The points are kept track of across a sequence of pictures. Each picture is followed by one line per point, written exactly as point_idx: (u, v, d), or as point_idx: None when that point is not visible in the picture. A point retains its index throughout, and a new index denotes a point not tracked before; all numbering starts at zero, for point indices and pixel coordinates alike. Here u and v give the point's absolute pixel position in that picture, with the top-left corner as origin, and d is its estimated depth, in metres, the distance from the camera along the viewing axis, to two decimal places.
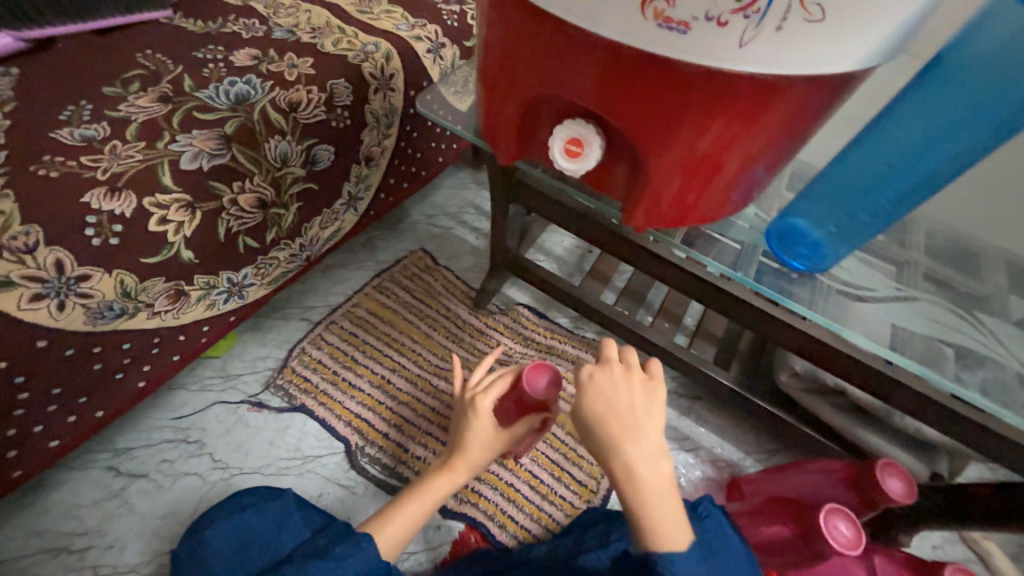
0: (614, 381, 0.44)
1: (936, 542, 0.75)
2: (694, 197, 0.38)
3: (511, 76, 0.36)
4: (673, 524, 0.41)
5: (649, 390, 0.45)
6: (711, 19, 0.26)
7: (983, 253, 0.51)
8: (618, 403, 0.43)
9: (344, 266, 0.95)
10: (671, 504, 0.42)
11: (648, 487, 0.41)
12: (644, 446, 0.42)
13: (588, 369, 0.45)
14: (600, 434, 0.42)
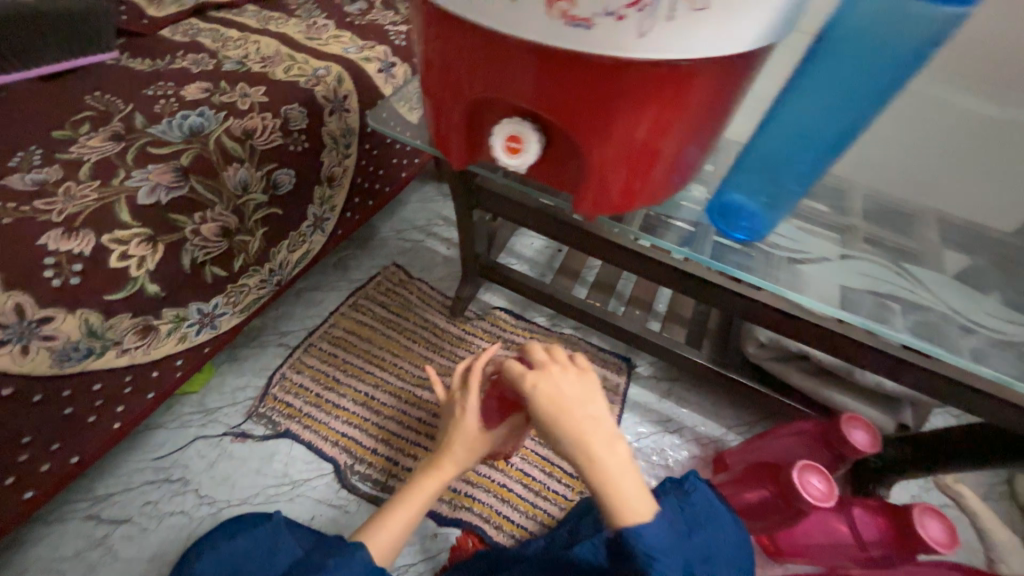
0: (557, 378, 0.47)
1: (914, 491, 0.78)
2: (640, 181, 0.40)
3: (456, 84, 0.38)
4: (639, 496, 0.42)
5: (587, 380, 0.47)
6: (610, 15, 0.29)
7: (915, 213, 0.55)
8: (563, 398, 0.45)
9: (318, 289, 0.95)
10: (634, 481, 0.43)
11: (606, 468, 0.42)
12: (598, 431, 0.43)
13: (528, 374, 0.47)
14: (555, 428, 0.44)
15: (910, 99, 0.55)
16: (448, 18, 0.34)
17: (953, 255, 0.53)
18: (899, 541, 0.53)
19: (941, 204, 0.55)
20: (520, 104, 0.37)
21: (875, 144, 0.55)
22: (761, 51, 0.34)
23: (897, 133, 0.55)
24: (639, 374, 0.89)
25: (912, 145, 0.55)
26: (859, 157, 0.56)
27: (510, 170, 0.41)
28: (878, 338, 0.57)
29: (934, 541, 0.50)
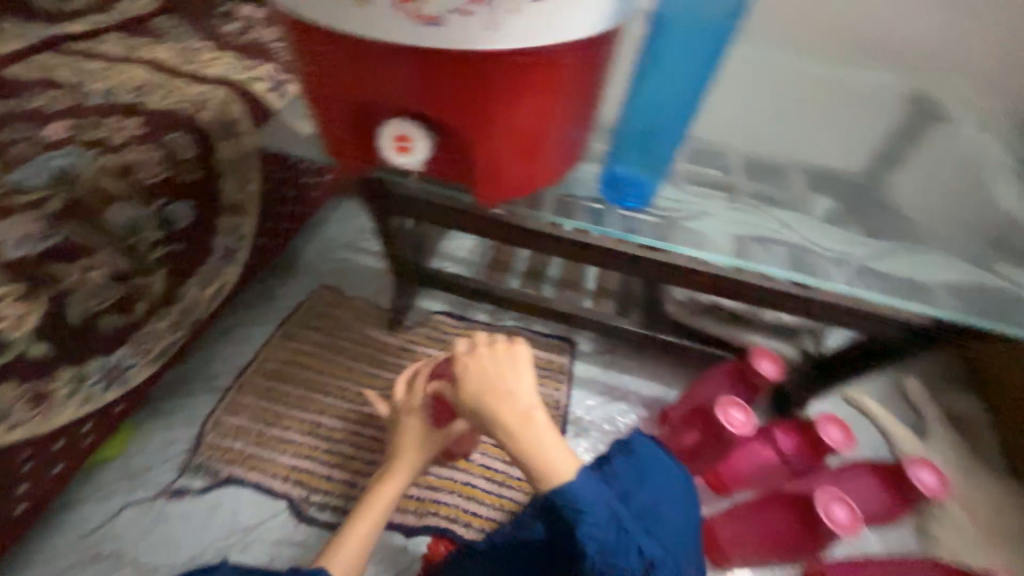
0: (486, 359, 0.49)
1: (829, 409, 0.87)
2: (532, 165, 0.43)
3: (338, 92, 0.39)
4: (560, 456, 0.43)
5: (517, 356, 0.50)
6: (458, 11, 0.31)
7: (783, 166, 0.64)
8: (486, 377, 0.47)
9: (243, 324, 0.90)
10: (555, 443, 0.44)
11: (526, 433, 0.44)
12: (514, 405, 0.45)
13: (460, 360, 0.49)
14: (478, 410, 0.46)
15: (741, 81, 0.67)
16: (316, 29, 0.35)
17: (820, 198, 0.62)
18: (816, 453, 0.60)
19: (803, 156, 0.65)
20: (404, 105, 0.38)
21: (730, 116, 0.65)
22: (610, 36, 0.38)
23: (741, 106, 0.66)
24: (581, 352, 0.93)
25: (756, 113, 0.66)
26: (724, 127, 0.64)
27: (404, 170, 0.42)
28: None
29: (830, 442, 0.58)
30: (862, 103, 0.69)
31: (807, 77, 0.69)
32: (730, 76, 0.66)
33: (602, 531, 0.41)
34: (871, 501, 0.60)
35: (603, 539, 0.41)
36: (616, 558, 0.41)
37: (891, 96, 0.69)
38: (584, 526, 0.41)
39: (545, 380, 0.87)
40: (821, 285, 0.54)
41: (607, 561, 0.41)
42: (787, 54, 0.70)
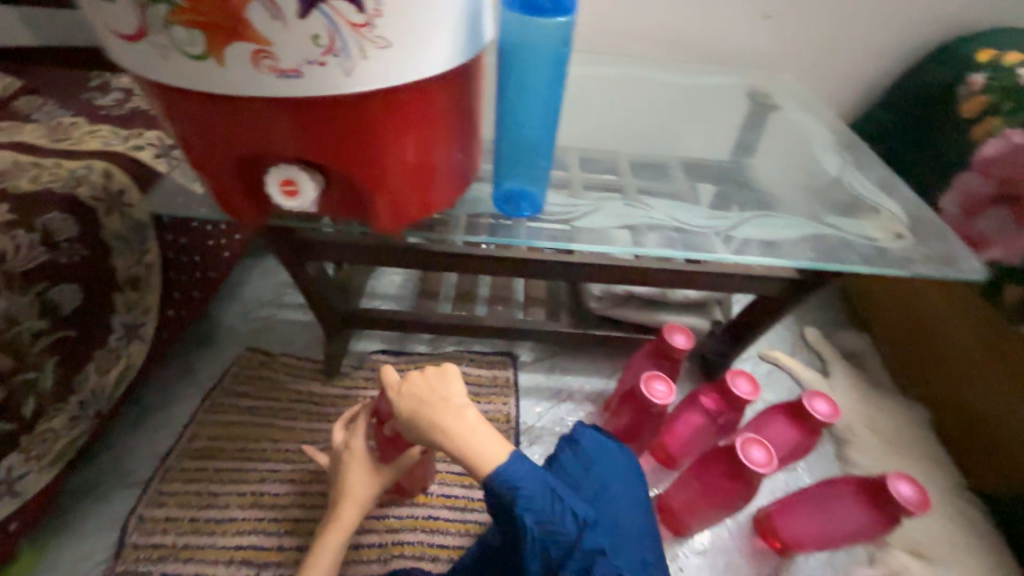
0: (420, 378, 0.50)
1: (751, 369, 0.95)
2: (426, 189, 0.45)
3: (215, 143, 0.38)
4: (491, 442, 0.46)
5: (447, 371, 0.51)
6: (313, 63, 0.32)
7: (665, 161, 0.74)
8: (419, 392, 0.49)
9: (161, 405, 0.83)
10: (485, 433, 0.46)
11: (457, 431, 0.46)
12: (445, 409, 0.48)
13: (395, 385, 0.51)
14: (419, 422, 0.48)
15: (605, 110, 0.81)
16: (179, 85, 0.35)
17: (704, 185, 0.70)
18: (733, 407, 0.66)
19: (679, 153, 0.76)
20: (284, 149, 0.39)
21: (604, 136, 0.77)
22: (468, 63, 0.41)
23: (612, 129, 0.79)
24: (524, 362, 0.96)
25: (627, 132, 0.79)
26: (603, 144, 0.76)
27: (295, 211, 0.42)
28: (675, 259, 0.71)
29: (741, 396, 0.64)
30: (706, 98, 0.85)
31: (658, 87, 0.85)
32: (593, 112, 0.80)
33: (539, 501, 0.43)
34: (785, 439, 0.68)
35: (540, 510, 0.43)
36: (555, 525, 0.43)
37: (728, 89, 0.86)
38: (521, 503, 0.43)
39: (492, 396, 0.89)
40: (739, 261, 0.54)
41: (547, 531, 0.43)
42: (637, 83, 0.85)
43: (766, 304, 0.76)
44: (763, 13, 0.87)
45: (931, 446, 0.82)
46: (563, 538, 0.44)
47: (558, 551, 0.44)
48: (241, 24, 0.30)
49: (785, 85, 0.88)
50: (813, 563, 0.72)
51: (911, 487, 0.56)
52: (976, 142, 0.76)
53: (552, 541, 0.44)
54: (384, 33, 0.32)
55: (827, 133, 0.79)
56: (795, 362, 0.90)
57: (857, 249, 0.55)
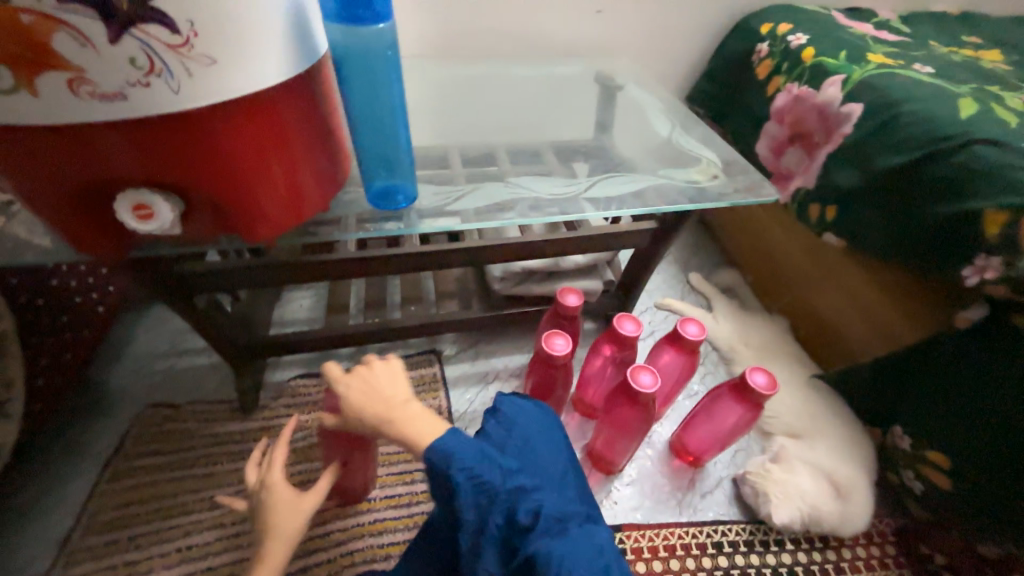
0: (367, 372, 0.54)
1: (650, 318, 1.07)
2: (294, 198, 0.47)
3: (49, 175, 0.38)
4: (428, 423, 0.49)
5: (392, 365, 0.56)
6: (136, 84, 0.34)
7: (534, 145, 0.82)
8: (369, 387, 0.52)
9: (52, 488, 0.75)
10: (423, 416, 0.50)
11: (400, 417, 0.50)
12: (390, 400, 0.51)
13: (340, 378, 0.54)
14: (363, 413, 0.51)
15: (474, 106, 0.87)
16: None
17: (577, 163, 0.78)
18: (625, 348, 0.75)
19: (545, 136, 0.84)
20: (131, 174, 0.39)
21: (477, 129, 0.83)
22: (309, 72, 0.44)
23: (483, 122, 0.85)
24: (448, 355, 0.99)
25: (496, 122, 0.85)
26: (477, 136, 0.81)
27: (155, 233, 0.42)
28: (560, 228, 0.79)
29: (627, 335, 0.73)
30: (561, 87, 0.95)
31: (517, 82, 0.94)
32: (461, 109, 0.86)
33: (468, 458, 0.46)
34: (675, 367, 0.79)
35: (470, 465, 0.45)
36: (483, 475, 0.45)
37: (578, 77, 0.97)
38: (454, 464, 0.45)
39: (423, 393, 0.91)
40: (610, 213, 0.63)
41: (477, 483, 0.45)
42: (498, 80, 0.93)
43: (644, 252, 0.88)
44: (596, 8, 1.00)
45: (792, 347, 0.99)
46: (489, 486, 0.45)
47: (486, 500, 0.45)
48: (48, 54, 0.31)
49: (626, 68, 1.02)
50: (719, 465, 0.85)
51: (765, 376, 0.68)
52: (772, 96, 0.94)
53: (483, 493, 0.45)
54: (207, 51, 0.35)
55: (663, 104, 0.92)
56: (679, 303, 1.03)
57: (684, 191, 0.67)
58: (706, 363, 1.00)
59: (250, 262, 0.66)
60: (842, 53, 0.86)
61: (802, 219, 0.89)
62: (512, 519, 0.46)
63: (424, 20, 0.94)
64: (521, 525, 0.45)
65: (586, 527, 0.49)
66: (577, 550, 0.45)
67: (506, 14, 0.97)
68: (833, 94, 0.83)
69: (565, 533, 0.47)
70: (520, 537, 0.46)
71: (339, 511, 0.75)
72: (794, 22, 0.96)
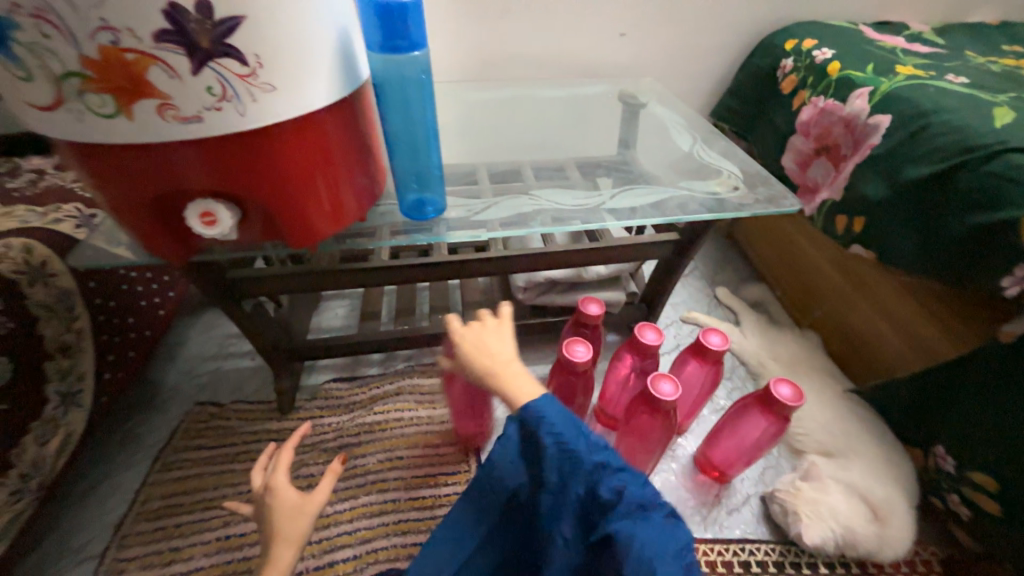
0: (479, 330, 0.56)
1: (674, 331, 1.06)
2: (334, 208, 0.52)
3: (132, 187, 0.43)
4: (525, 381, 0.51)
5: (503, 326, 0.57)
6: (210, 108, 0.39)
7: (558, 161, 0.86)
8: (480, 343, 0.54)
9: (108, 477, 0.81)
10: (523, 374, 0.52)
11: (504, 372, 0.52)
12: (496, 357, 0.53)
13: (458, 329, 0.56)
14: (472, 366, 0.53)
15: (501, 125, 0.92)
16: (95, 140, 0.40)
17: (601, 178, 0.80)
18: (647, 357, 0.75)
19: (569, 152, 0.88)
20: (199, 186, 0.44)
21: (504, 146, 0.88)
22: (351, 95, 0.49)
23: (509, 139, 0.90)
24: None
25: (521, 140, 0.90)
26: (503, 153, 0.86)
27: (216, 238, 0.47)
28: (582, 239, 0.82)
29: (649, 343, 0.74)
30: (584, 106, 0.99)
31: (542, 102, 0.98)
32: (489, 128, 0.92)
33: (559, 423, 0.47)
34: (700, 377, 0.79)
35: (557, 431, 0.47)
36: (569, 443, 0.47)
37: (601, 96, 1.01)
38: (545, 428, 0.47)
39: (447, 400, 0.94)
40: (631, 223, 0.65)
41: (563, 450, 0.47)
42: (524, 101, 0.98)
43: (667, 264, 0.89)
44: (619, 31, 1.04)
45: (824, 364, 0.96)
46: (574, 455, 0.47)
47: (570, 466, 0.47)
48: (144, 85, 0.37)
49: (649, 87, 1.05)
50: (746, 482, 0.83)
51: (790, 388, 0.67)
52: (797, 110, 0.95)
53: (567, 460, 0.47)
54: (269, 80, 0.40)
55: (685, 120, 0.94)
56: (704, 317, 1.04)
57: (704, 202, 0.68)
58: (733, 378, 0.98)
59: (293, 270, 0.71)
60: (869, 66, 0.86)
61: (829, 232, 0.87)
62: (593, 493, 0.46)
63: (456, 47, 1.01)
64: (603, 501, 0.45)
65: (673, 523, 0.46)
66: (661, 541, 0.43)
67: (533, 39, 1.02)
68: (860, 106, 0.83)
69: (649, 521, 0.44)
70: (600, 513, 0.46)
71: (366, 510, 0.78)
72: (819, 37, 0.97)
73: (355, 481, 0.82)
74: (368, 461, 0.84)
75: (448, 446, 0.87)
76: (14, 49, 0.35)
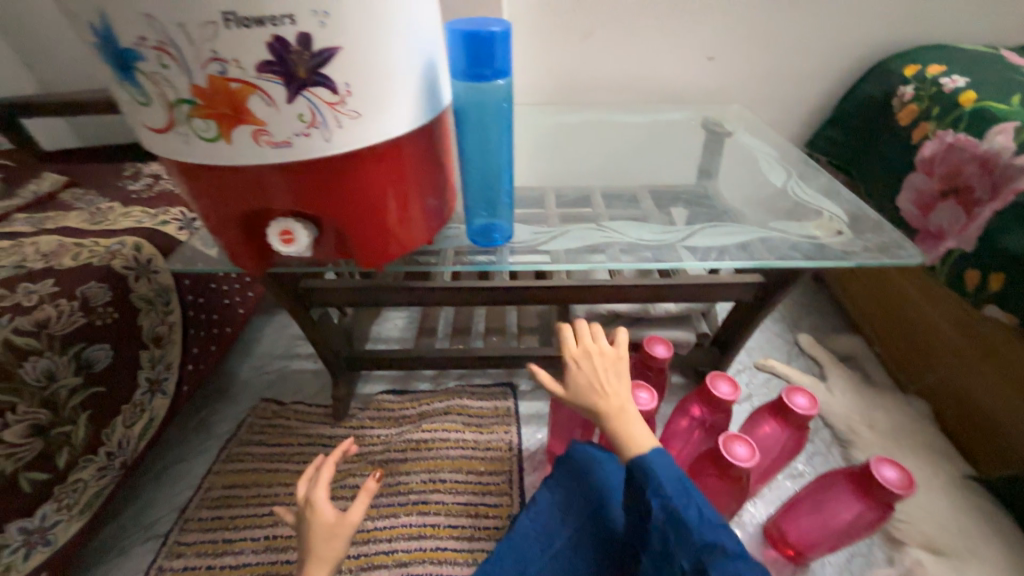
0: (597, 359, 0.53)
1: (747, 379, 0.96)
2: (403, 228, 0.51)
3: (225, 202, 0.46)
4: (645, 433, 0.50)
5: (618, 358, 0.55)
6: (300, 134, 0.40)
7: (633, 189, 0.81)
8: (597, 377, 0.52)
9: (180, 461, 0.88)
10: (642, 425, 0.50)
11: (622, 418, 0.50)
12: (612, 397, 0.51)
13: (574, 352, 0.54)
14: (586, 399, 0.52)
15: (573, 150, 0.90)
16: (196, 161, 0.43)
17: (675, 209, 0.75)
18: (718, 411, 0.68)
19: (644, 181, 0.83)
20: (282, 205, 0.46)
21: (576, 170, 0.85)
22: (432, 119, 0.48)
23: (582, 164, 0.87)
24: (524, 391, 0.99)
25: (593, 165, 0.87)
26: (572, 177, 0.83)
27: (294, 255, 0.49)
28: (652, 275, 0.76)
29: (722, 397, 0.66)
30: (662, 132, 0.94)
31: (619, 127, 0.95)
32: (563, 152, 0.90)
33: (666, 482, 0.46)
34: (782, 442, 0.69)
35: (666, 494, 0.46)
36: (678, 508, 0.45)
37: (682, 123, 0.96)
38: (652, 486, 0.47)
39: (495, 426, 0.91)
40: (711, 265, 0.59)
41: (670, 514, 0.46)
42: (599, 125, 0.96)
43: (746, 307, 0.81)
44: (708, 54, 0.99)
45: (931, 439, 0.83)
46: (682, 525, 0.45)
47: (675, 533, 0.45)
48: (244, 112, 0.39)
49: (736, 114, 0.98)
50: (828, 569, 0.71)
51: (896, 471, 0.57)
52: (917, 144, 0.83)
53: (672, 524, 0.46)
54: (356, 107, 0.41)
55: (778, 151, 0.86)
56: (795, 374, 0.93)
57: (800, 247, 0.61)
58: (816, 441, 0.86)
59: (357, 285, 0.73)
60: (1013, 96, 0.74)
61: (956, 287, 0.76)
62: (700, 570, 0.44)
63: (535, 71, 1.00)
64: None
65: None
66: None
67: (613, 64, 1.00)
68: (1003, 143, 0.70)
69: None
70: None
71: (405, 531, 0.77)
72: (947, 62, 0.85)
73: (397, 499, 0.81)
74: (411, 480, 0.83)
75: (492, 476, 0.84)
76: (137, 77, 0.38)
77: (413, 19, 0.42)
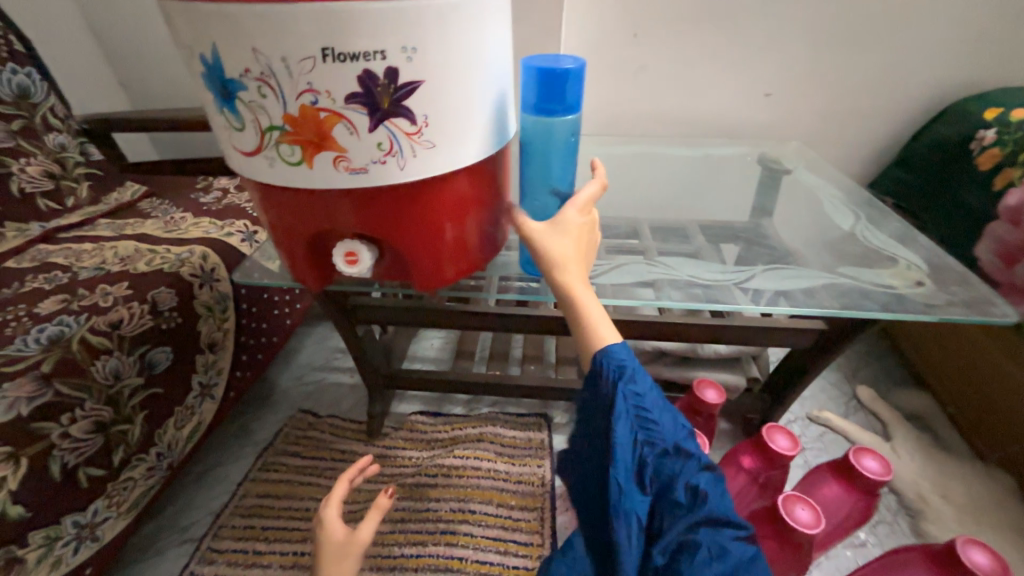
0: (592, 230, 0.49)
1: (799, 430, 0.90)
2: (457, 252, 0.51)
3: (296, 224, 0.48)
4: (604, 322, 0.45)
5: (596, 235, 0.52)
6: (377, 162, 0.41)
7: (685, 224, 0.79)
8: (585, 244, 0.48)
9: (218, 465, 0.89)
10: (602, 310, 0.45)
11: (588, 291, 0.45)
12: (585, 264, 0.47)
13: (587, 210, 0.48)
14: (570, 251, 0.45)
15: (624, 180, 0.89)
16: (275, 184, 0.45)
17: (727, 246, 0.73)
18: (770, 466, 0.63)
19: (696, 216, 0.81)
20: (348, 227, 0.47)
21: (625, 200, 0.84)
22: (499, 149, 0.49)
23: (632, 196, 0.86)
24: (558, 424, 0.96)
25: (643, 197, 0.86)
26: (622, 208, 0.82)
27: (353, 276, 0.50)
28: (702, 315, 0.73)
29: (780, 451, 0.62)
30: (715, 167, 0.92)
31: (672, 159, 0.94)
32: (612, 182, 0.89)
33: (643, 387, 0.43)
34: (842, 504, 0.63)
35: (645, 394, 0.42)
36: (654, 416, 0.42)
37: (737, 159, 0.94)
38: (626, 385, 0.42)
39: (527, 459, 0.89)
40: (766, 311, 0.57)
41: (643, 417, 0.42)
42: (650, 158, 0.95)
43: (803, 354, 0.76)
44: (765, 91, 0.97)
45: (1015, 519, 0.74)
46: (658, 434, 0.41)
47: (652, 443, 0.41)
48: (328, 139, 0.40)
49: (795, 152, 0.95)
50: None
51: (986, 556, 0.51)
52: (999, 193, 0.78)
53: (643, 428, 0.41)
54: (431, 137, 0.42)
55: (843, 191, 0.82)
56: (855, 429, 0.86)
57: (872, 296, 0.57)
58: (880, 508, 0.78)
59: (402, 305, 0.74)
60: None
61: None
62: None
63: (588, 102, 1.02)
64: None
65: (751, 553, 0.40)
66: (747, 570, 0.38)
67: (667, 98, 1.00)
68: None
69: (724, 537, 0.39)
70: None
71: (432, 562, 0.75)
72: None
73: (425, 527, 0.79)
74: (440, 507, 0.82)
75: (523, 512, 0.81)
76: (237, 105, 0.41)
77: (489, 55, 0.43)
